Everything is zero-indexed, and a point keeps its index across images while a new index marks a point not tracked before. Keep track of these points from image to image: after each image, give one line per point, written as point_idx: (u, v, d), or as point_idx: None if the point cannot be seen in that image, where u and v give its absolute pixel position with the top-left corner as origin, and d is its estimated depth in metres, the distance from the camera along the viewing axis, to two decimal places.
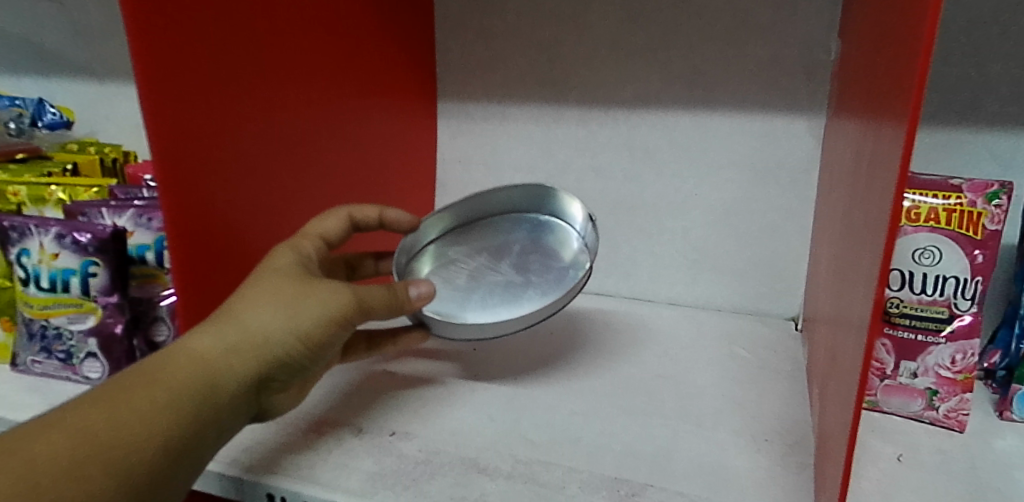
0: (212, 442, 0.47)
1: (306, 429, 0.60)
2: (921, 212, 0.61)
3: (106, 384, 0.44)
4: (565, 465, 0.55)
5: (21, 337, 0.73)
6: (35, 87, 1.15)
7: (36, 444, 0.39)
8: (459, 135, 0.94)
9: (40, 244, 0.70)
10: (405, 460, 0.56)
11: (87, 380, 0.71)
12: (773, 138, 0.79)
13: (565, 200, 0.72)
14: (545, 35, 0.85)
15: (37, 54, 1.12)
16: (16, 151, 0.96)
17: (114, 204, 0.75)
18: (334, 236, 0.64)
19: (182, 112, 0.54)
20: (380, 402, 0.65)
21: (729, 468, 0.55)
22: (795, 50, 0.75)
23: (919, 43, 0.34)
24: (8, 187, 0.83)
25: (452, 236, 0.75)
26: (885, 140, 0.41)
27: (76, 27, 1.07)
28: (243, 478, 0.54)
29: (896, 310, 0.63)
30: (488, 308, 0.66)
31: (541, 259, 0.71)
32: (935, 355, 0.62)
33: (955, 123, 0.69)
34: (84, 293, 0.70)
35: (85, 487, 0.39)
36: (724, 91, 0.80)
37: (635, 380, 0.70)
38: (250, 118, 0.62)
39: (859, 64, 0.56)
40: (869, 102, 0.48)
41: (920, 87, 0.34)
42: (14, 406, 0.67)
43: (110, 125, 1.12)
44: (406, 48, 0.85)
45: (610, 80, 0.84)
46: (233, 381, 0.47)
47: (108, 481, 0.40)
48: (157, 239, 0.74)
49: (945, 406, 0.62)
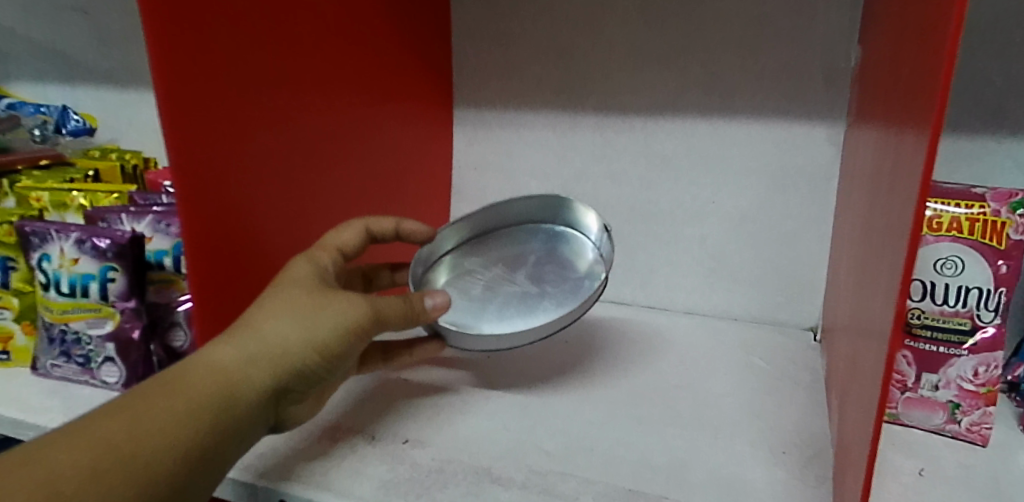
0: (231, 452, 0.47)
1: (321, 436, 0.60)
2: (943, 221, 0.60)
3: (126, 394, 0.45)
4: (580, 476, 0.55)
5: (41, 341, 0.74)
6: (60, 94, 1.17)
7: (59, 457, 0.39)
8: (475, 142, 0.94)
9: (60, 249, 0.71)
10: (418, 469, 0.56)
11: (105, 384, 0.71)
12: (792, 146, 0.78)
13: (580, 210, 0.72)
14: (562, 42, 0.85)
15: (61, 61, 1.14)
16: (40, 157, 0.98)
17: (134, 210, 0.77)
18: (351, 248, 0.64)
19: (200, 120, 0.55)
20: (394, 410, 0.65)
21: (746, 481, 0.54)
22: (815, 56, 0.75)
23: (943, 49, 0.34)
24: (31, 193, 0.85)
25: (468, 247, 0.75)
26: (906, 150, 0.40)
27: (100, 35, 1.09)
28: (257, 484, 0.54)
29: (918, 321, 0.62)
30: (503, 319, 0.66)
31: (557, 269, 0.71)
32: (957, 367, 0.61)
33: (978, 130, 0.68)
34: (103, 298, 0.71)
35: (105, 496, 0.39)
36: (742, 98, 0.79)
37: (651, 390, 0.69)
38: (268, 126, 0.62)
39: (880, 70, 0.55)
40: (891, 108, 0.48)
41: (944, 93, 0.33)
42: (33, 409, 0.68)
43: (132, 131, 1.14)
44: (423, 56, 0.85)
45: (627, 87, 0.84)
46: (251, 392, 0.47)
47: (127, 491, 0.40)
48: (175, 244, 0.75)
49: (967, 419, 0.60)
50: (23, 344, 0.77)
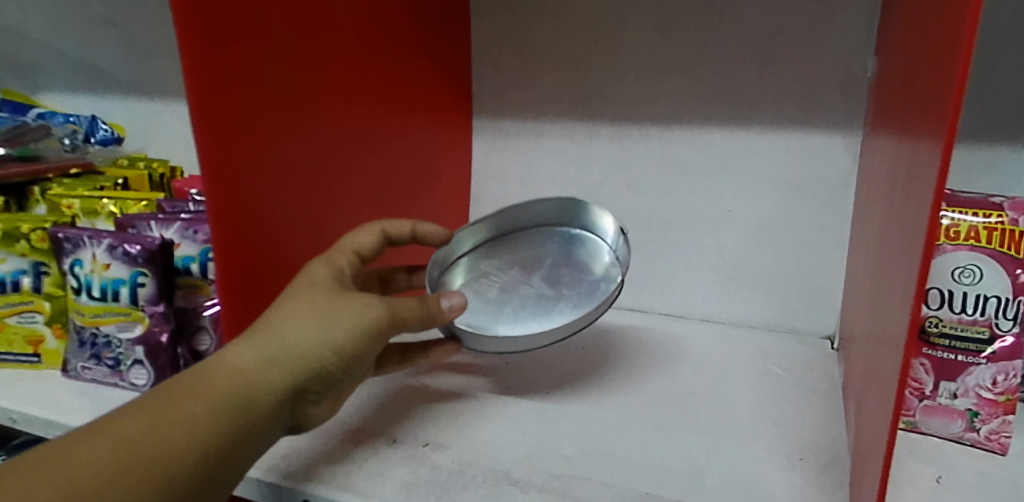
0: (250, 452, 0.48)
1: (342, 438, 0.61)
2: (961, 230, 0.60)
3: (148, 395, 0.46)
4: (597, 480, 0.56)
5: (72, 344, 0.76)
6: (90, 105, 1.20)
7: (78, 454, 0.41)
8: (494, 151, 0.95)
9: (93, 255, 0.73)
10: (439, 471, 0.57)
11: (134, 386, 0.73)
12: (809, 155, 0.79)
13: (597, 213, 0.73)
14: (580, 52, 0.86)
15: (91, 73, 1.17)
16: (71, 165, 1.01)
17: (162, 217, 0.79)
18: (368, 250, 0.65)
19: (229, 128, 0.56)
20: (414, 413, 0.66)
21: (763, 487, 0.55)
22: (831, 66, 0.75)
23: (956, 59, 0.34)
24: (63, 200, 0.87)
25: (484, 249, 0.76)
26: (921, 159, 0.41)
27: (129, 48, 1.12)
28: (281, 484, 0.56)
29: (936, 329, 0.62)
30: (519, 321, 0.67)
31: (572, 272, 0.71)
32: (975, 376, 0.61)
33: (996, 140, 0.68)
34: (133, 302, 0.73)
35: (123, 496, 0.41)
36: (759, 108, 0.80)
37: (669, 396, 0.69)
38: (293, 134, 0.64)
39: (896, 81, 0.56)
40: (906, 118, 0.48)
41: (957, 100, 0.34)
42: (64, 410, 0.70)
43: (159, 140, 1.17)
44: (443, 66, 0.87)
45: (643, 97, 0.85)
46: (270, 393, 0.49)
47: (145, 489, 0.41)
48: (203, 250, 0.77)
49: (986, 428, 0.60)
50: (54, 347, 0.79)
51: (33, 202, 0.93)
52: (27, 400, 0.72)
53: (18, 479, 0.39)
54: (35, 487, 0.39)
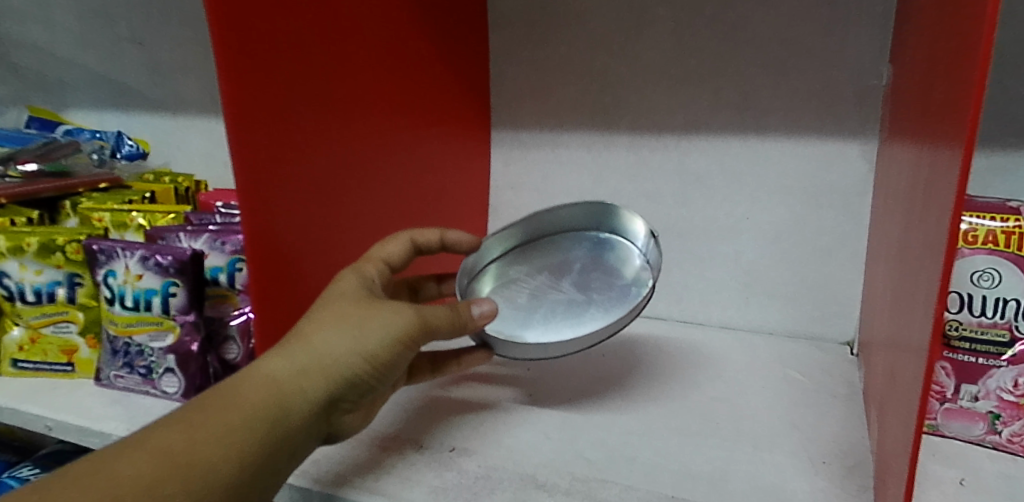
0: (285, 461, 0.50)
1: (370, 444, 0.63)
2: (979, 234, 0.61)
3: (186, 406, 0.47)
4: (622, 484, 0.57)
5: (105, 353, 0.78)
6: (116, 121, 1.23)
7: (120, 462, 0.42)
8: (512, 162, 0.97)
9: (126, 266, 0.75)
10: (465, 475, 0.58)
11: (165, 394, 0.75)
12: (826, 162, 0.80)
13: (627, 218, 0.74)
14: (596, 65, 0.88)
15: (117, 90, 1.20)
16: (100, 180, 1.04)
17: (191, 229, 0.81)
18: (397, 260, 0.67)
19: (259, 135, 0.58)
20: (439, 421, 0.67)
21: (788, 490, 0.55)
22: (846, 75, 0.76)
23: (973, 69, 0.36)
24: (94, 214, 0.90)
25: (512, 256, 0.77)
26: (940, 166, 0.42)
27: (154, 65, 1.14)
28: (313, 488, 0.57)
29: (956, 333, 0.62)
30: (550, 328, 0.68)
31: (603, 276, 0.73)
32: (996, 378, 0.61)
33: (1012, 146, 0.69)
34: (164, 311, 0.75)
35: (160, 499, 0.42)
36: (775, 117, 0.81)
37: (692, 403, 0.70)
38: (321, 143, 0.65)
39: (912, 89, 0.57)
40: (924, 124, 0.49)
41: (976, 108, 0.35)
42: (96, 417, 0.71)
43: (182, 154, 1.19)
44: (464, 79, 0.89)
45: (659, 108, 0.86)
46: (305, 402, 0.50)
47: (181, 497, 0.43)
48: (229, 261, 0.79)
49: (1008, 430, 0.61)
50: (87, 356, 0.81)
51: (63, 216, 0.96)
52: (60, 408, 0.73)
53: (62, 488, 0.40)
54: (79, 494, 0.40)
